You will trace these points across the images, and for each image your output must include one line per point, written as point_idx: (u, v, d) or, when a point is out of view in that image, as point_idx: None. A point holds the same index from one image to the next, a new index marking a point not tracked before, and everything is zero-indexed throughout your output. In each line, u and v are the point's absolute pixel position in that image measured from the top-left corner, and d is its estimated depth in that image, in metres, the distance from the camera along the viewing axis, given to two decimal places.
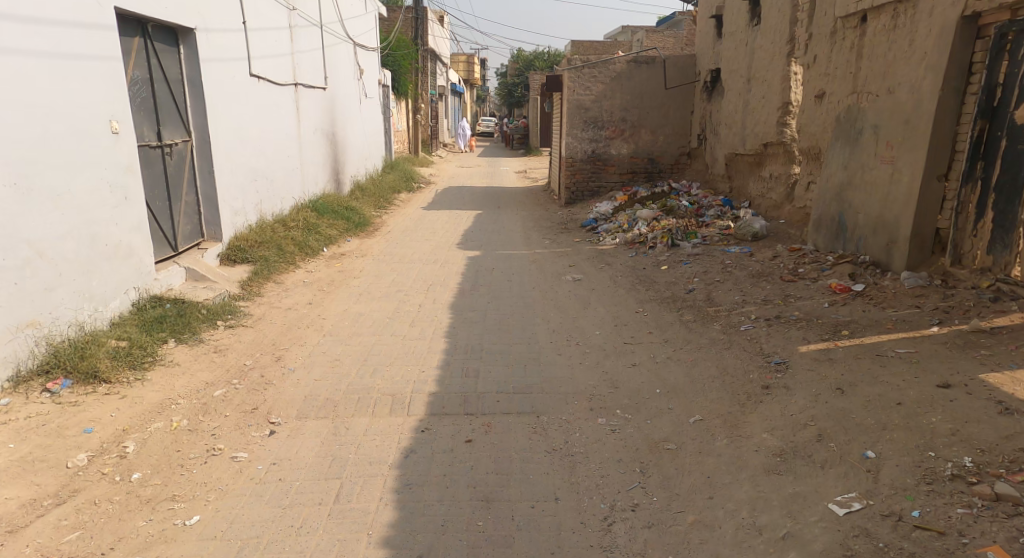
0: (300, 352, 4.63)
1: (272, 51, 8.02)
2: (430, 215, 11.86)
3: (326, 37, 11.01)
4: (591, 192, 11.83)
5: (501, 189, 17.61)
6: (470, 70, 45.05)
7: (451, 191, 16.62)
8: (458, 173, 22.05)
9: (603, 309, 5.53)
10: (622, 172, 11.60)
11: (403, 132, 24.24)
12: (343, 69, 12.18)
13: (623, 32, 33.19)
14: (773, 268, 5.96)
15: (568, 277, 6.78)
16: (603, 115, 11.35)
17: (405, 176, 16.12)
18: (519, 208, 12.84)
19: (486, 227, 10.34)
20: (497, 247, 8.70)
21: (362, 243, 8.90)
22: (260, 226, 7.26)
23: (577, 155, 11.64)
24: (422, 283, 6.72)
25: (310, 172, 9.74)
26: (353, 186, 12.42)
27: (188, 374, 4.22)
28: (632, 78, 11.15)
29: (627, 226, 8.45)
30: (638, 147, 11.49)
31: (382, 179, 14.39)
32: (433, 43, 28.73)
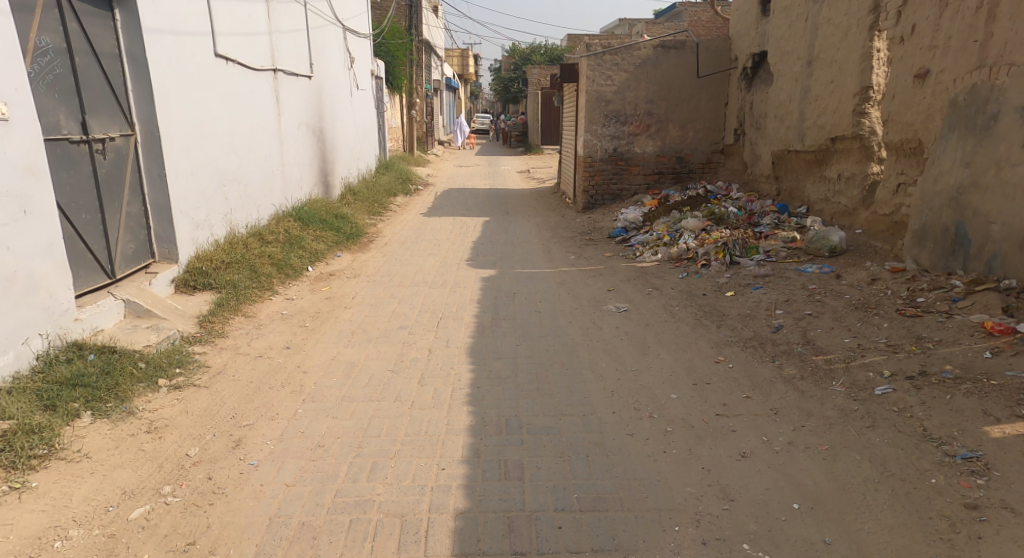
0: (256, 442, 3.20)
1: (245, 30, 6.75)
2: (432, 223, 10.58)
3: (312, 20, 9.73)
4: (612, 195, 10.68)
5: (505, 191, 16.35)
6: (465, 66, 43.70)
7: (452, 194, 15.33)
8: (456, 173, 20.77)
9: (670, 358, 4.29)
10: (647, 173, 10.48)
11: (398, 130, 22.94)
12: (331, 58, 10.89)
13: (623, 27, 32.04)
14: (878, 297, 4.62)
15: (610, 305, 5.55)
16: (626, 108, 10.19)
17: (402, 178, 14.85)
18: (529, 214, 11.60)
19: (497, 238, 9.08)
20: (515, 263, 7.47)
21: (354, 258, 7.63)
22: (229, 241, 5.93)
23: (597, 154, 10.47)
24: (431, 314, 5.48)
25: (293, 174, 8.44)
26: (346, 190, 11.14)
27: (96, 476, 2.90)
28: (659, 65, 9.97)
29: (669, 238, 7.18)
30: (665, 144, 10.31)
31: (378, 182, 13.11)
32: (428, 36, 27.41)
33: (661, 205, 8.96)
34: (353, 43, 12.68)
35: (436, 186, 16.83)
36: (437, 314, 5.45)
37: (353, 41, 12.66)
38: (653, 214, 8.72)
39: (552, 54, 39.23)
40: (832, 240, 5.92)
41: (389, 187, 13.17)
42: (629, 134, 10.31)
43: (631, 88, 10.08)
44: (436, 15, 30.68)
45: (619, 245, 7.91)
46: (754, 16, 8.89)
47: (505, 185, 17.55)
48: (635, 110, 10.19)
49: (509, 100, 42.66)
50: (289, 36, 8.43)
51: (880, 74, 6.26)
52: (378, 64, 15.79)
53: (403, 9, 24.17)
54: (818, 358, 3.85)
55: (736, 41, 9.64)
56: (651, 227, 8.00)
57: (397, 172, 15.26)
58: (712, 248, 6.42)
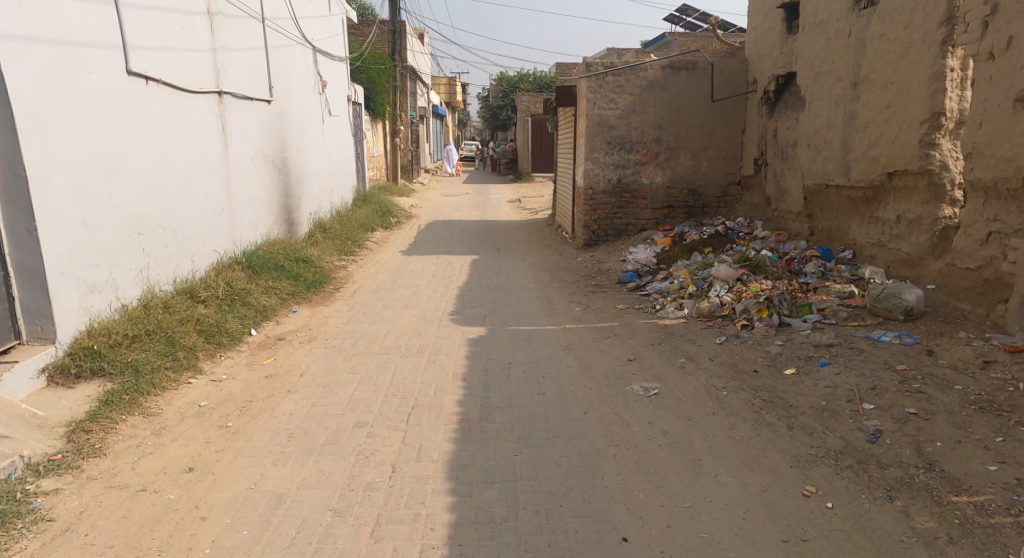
0: None
1: (174, 44, 5.62)
2: (412, 261, 9.45)
3: (273, 38, 8.63)
4: (616, 231, 9.61)
5: (495, 221, 15.29)
6: (452, 92, 42.94)
7: (438, 226, 14.24)
8: (443, 204, 19.69)
9: (714, 481, 3.12)
10: (655, 207, 9.45)
11: (381, 158, 21.90)
12: (299, 81, 9.81)
13: (610, 55, 31.46)
14: (1005, 392, 3.44)
15: (633, 379, 4.40)
16: (632, 134, 9.23)
17: (382, 210, 13.69)
18: (522, 250, 10.50)
19: (487, 281, 7.97)
20: (509, 314, 6.35)
21: (315, 313, 6.41)
22: (142, 307, 4.70)
23: (599, 186, 9.44)
24: (400, 398, 4.23)
25: (241, 213, 7.26)
26: (315, 226, 9.96)
27: None
28: (668, 87, 9.07)
29: (696, 288, 5.93)
30: (675, 174, 9.34)
31: (354, 215, 11.94)
32: (412, 60, 26.49)
33: (675, 246, 7.82)
34: (327, 66, 11.65)
35: (420, 216, 15.73)
36: (408, 400, 4.20)
37: (327, 63, 11.64)
38: (667, 255, 7.57)
39: (541, 80, 38.55)
40: (906, 300, 4.66)
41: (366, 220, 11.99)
42: (636, 163, 9.33)
43: (637, 112, 9.14)
44: (422, 40, 29.86)
45: (632, 292, 6.71)
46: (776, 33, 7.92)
47: (494, 216, 16.48)
48: (642, 137, 9.23)
49: (497, 126, 41.87)
50: (238, 54, 7.32)
51: (953, 98, 5.10)
52: (358, 89, 14.78)
53: (386, 33, 23.30)
54: (967, 505, 2.75)
55: (754, 61, 8.69)
56: (668, 271, 6.83)
57: (377, 203, 14.11)
58: (752, 304, 5.21)
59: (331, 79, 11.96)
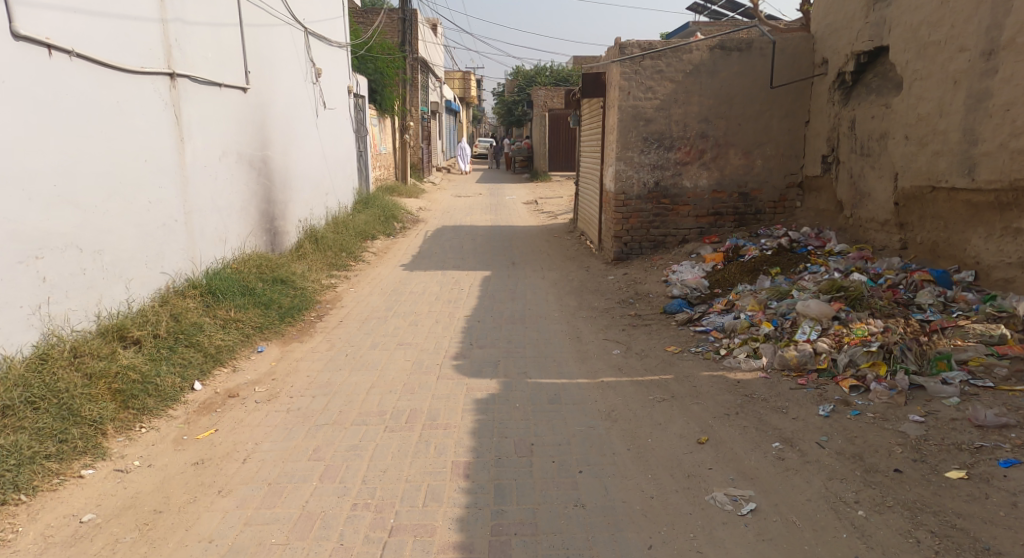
0: None
1: (85, 8, 4.36)
2: (414, 277, 8.17)
3: (253, 14, 7.38)
4: (653, 242, 8.31)
5: (511, 226, 13.99)
6: (467, 88, 41.77)
7: (447, 232, 12.95)
8: (454, 206, 18.37)
9: None
10: (699, 214, 8.17)
11: (389, 156, 20.63)
12: (288, 68, 8.56)
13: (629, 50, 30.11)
14: None
15: (710, 475, 3.08)
16: (672, 129, 7.99)
17: (385, 215, 12.35)
18: (542, 263, 9.20)
19: (502, 304, 6.70)
20: (528, 353, 5.09)
21: (285, 350, 5.12)
22: (33, 362, 3.59)
23: (632, 190, 8.17)
24: (376, 512, 2.94)
25: (210, 223, 6.04)
26: (305, 235, 8.68)
27: None
28: (717, 72, 7.86)
29: (778, 329, 4.50)
30: (723, 175, 8.07)
31: (352, 221, 10.62)
32: (424, 53, 25.33)
33: (731, 265, 6.46)
34: (324, 52, 10.46)
35: (429, 221, 14.44)
36: (386, 515, 2.91)
37: (324, 49, 10.44)
38: (723, 278, 6.20)
39: (557, 75, 37.13)
40: None
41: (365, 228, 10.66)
42: (677, 163, 8.07)
43: (680, 101, 7.93)
44: (434, 32, 28.58)
45: (684, 328, 5.35)
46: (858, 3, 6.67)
47: (509, 220, 15.18)
48: (684, 132, 7.99)
49: (512, 123, 40.49)
50: (205, 28, 6.05)
51: None
52: (361, 81, 13.58)
53: (396, 24, 22.08)
54: None
55: (825, 39, 7.46)
56: (728, 301, 5.46)
57: (380, 208, 12.78)
58: (862, 355, 3.79)
59: (329, 67, 10.74)
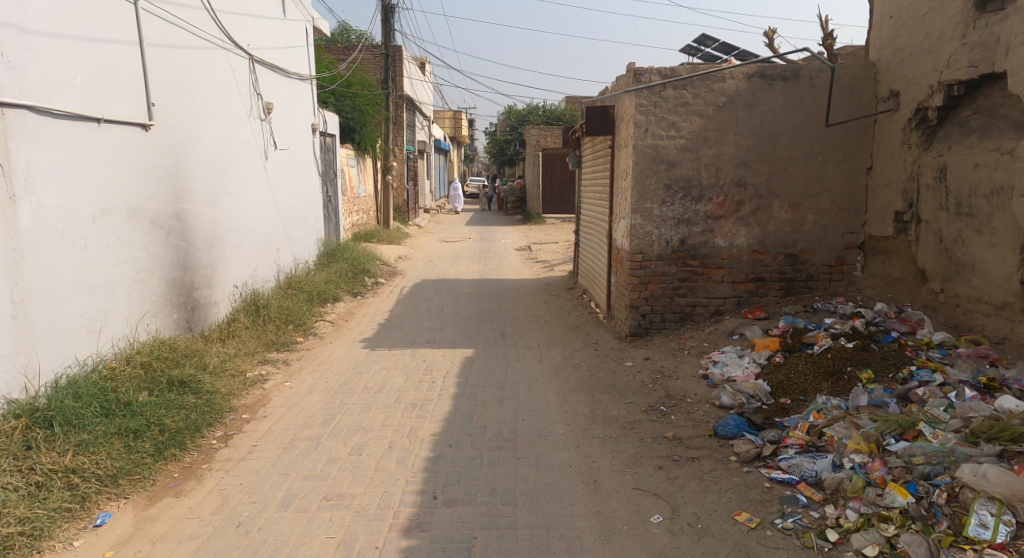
0: None
1: None
2: (376, 359, 6.44)
3: (165, 31, 5.82)
4: (678, 315, 6.59)
5: (501, 280, 12.27)
6: (458, 127, 40.59)
7: (427, 288, 11.24)
8: (439, 253, 16.72)
9: None
10: (736, 280, 6.50)
11: (368, 199, 19.04)
12: (223, 99, 6.98)
13: None
14: None
15: None
16: (702, 175, 6.40)
17: (352, 272, 10.61)
18: (538, 335, 7.50)
19: (486, 406, 4.98)
20: (520, 513, 3.38)
21: (141, 521, 3.38)
22: None
23: (650, 249, 6.51)
24: None
25: (72, 314, 4.26)
26: (241, 305, 7.00)
27: None
28: (757, 106, 6.29)
29: (933, 505, 2.99)
30: (766, 233, 6.43)
31: (308, 282, 8.89)
32: (410, 88, 23.94)
33: (795, 359, 4.72)
34: (278, 83, 8.90)
35: (407, 273, 12.75)
36: None
37: (278, 79, 8.90)
38: (787, 383, 4.48)
39: (550, 112, 35.88)
40: None
41: (322, 290, 8.90)
42: (708, 217, 6.44)
43: (711, 141, 6.36)
44: (421, 69, 27.33)
45: (751, 472, 3.61)
46: (949, 18, 5.13)
47: (499, 270, 13.50)
48: (716, 179, 6.40)
49: (504, 161, 39.14)
50: (70, 43, 4.39)
51: None
52: (331, 117, 12.04)
53: (379, 58, 20.70)
54: None
55: (893, 67, 5.91)
56: (813, 430, 3.74)
57: (349, 261, 11.07)
58: None
59: (285, 100, 9.17)
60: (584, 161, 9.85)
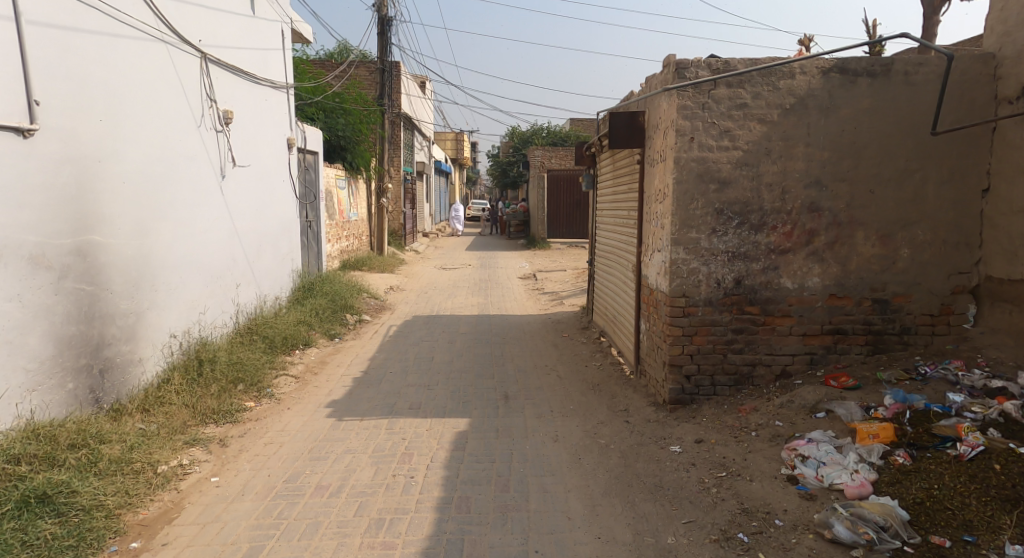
0: None
1: None
2: (341, 435, 4.99)
3: (71, 11, 4.54)
4: (733, 377, 5.11)
5: (504, 315, 10.83)
6: (459, 149, 39.46)
7: (418, 327, 9.81)
8: (434, 283, 15.31)
9: None
10: (808, 332, 5.03)
11: (360, 223, 17.69)
12: (161, 101, 5.66)
13: None
14: None
15: None
16: (763, 197, 4.98)
17: (329, 309, 9.16)
18: (549, 393, 6.04)
19: (483, 525, 3.54)
20: None
21: None
22: None
23: (694, 292, 5.07)
24: None
25: None
26: (175, 365, 5.50)
27: None
28: (835, 110, 4.89)
29: None
30: (845, 272, 4.98)
31: (273, 326, 7.42)
32: (409, 107, 22.76)
33: (935, 468, 3.36)
34: (243, 88, 7.60)
35: (397, 308, 11.33)
36: None
37: (243, 84, 7.61)
38: (937, 505, 3.15)
39: (555, 135, 34.80)
40: None
41: (289, 335, 7.44)
42: (771, 251, 5.01)
43: (777, 154, 4.94)
44: (421, 88, 26.12)
45: None
46: None
47: (501, 303, 12.10)
48: (780, 203, 4.97)
49: (506, 183, 37.94)
50: None
51: None
52: (313, 134, 10.79)
53: (374, 75, 19.47)
54: None
55: None
56: None
57: (328, 295, 9.62)
58: None
59: (252, 109, 7.88)
60: (601, 179, 8.46)
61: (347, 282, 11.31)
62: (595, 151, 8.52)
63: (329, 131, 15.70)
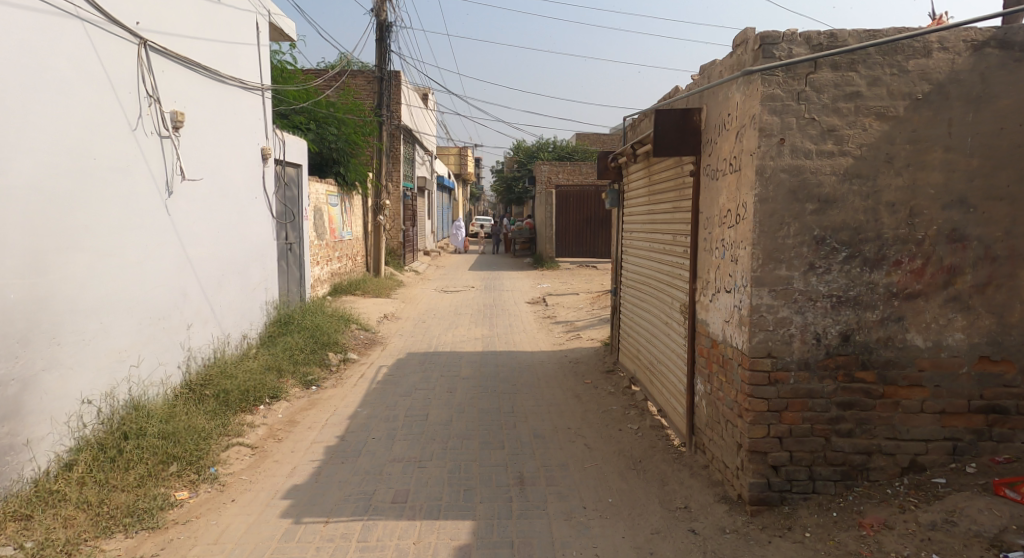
0: None
1: None
2: (296, 552, 3.62)
3: None
4: (840, 468, 3.72)
5: (513, 351, 9.46)
6: (462, 163, 38.25)
7: (413, 367, 8.44)
8: (435, 308, 13.98)
9: None
10: (945, 409, 3.67)
11: (354, 242, 16.36)
12: (69, 96, 4.39)
13: None
14: None
15: None
16: (883, 221, 3.66)
17: (304, 348, 7.76)
18: (578, 472, 4.65)
19: None
20: None
21: None
22: None
23: (783, 352, 3.70)
24: None
25: None
26: (82, 449, 4.24)
27: None
28: (987, 101, 3.59)
29: None
30: (999, 326, 3.64)
31: (231, 373, 6.08)
32: (409, 118, 21.49)
33: None
34: (200, 86, 6.36)
35: (391, 342, 9.99)
36: None
37: (201, 80, 6.38)
38: None
39: (562, 149, 33.60)
40: None
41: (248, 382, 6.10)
42: (893, 295, 3.67)
43: (903, 164, 3.63)
44: (423, 99, 24.88)
45: None
46: None
47: (508, 334, 10.73)
48: (907, 230, 3.66)
49: (511, 199, 36.68)
50: None
51: None
52: (291, 143, 9.53)
53: (373, 83, 18.21)
54: None
55: None
56: None
57: (305, 330, 8.23)
58: None
59: (212, 112, 6.64)
60: (629, 193, 7.15)
61: (332, 312, 9.95)
62: (622, 160, 7.19)
63: (318, 142, 14.48)
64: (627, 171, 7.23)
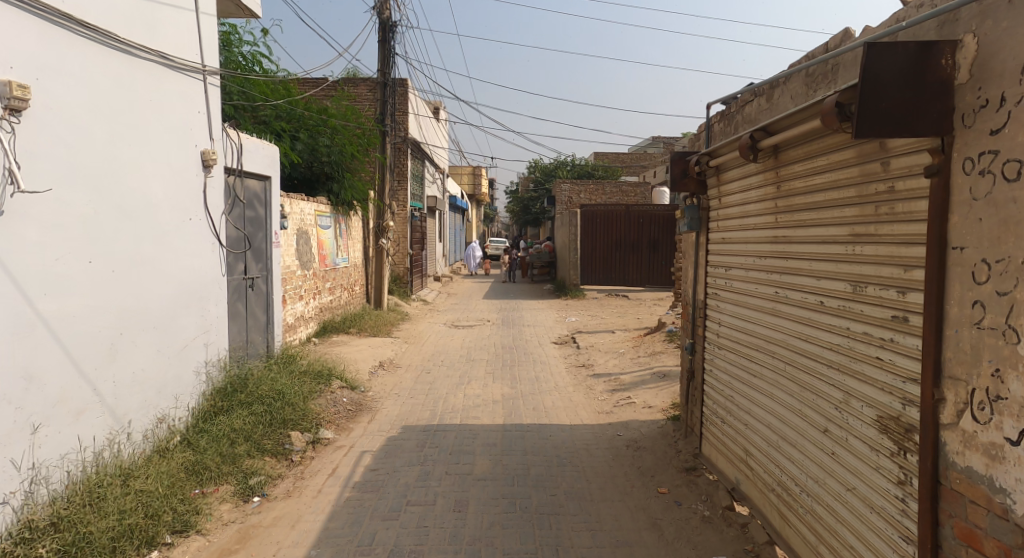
0: None
1: None
2: None
3: None
4: None
5: (542, 425, 7.15)
6: (478, 182, 36.15)
7: (407, 455, 6.17)
8: (444, 351, 11.71)
9: None
10: None
11: (352, 270, 14.19)
12: None
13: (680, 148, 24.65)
14: None
15: None
16: None
17: (245, 433, 5.98)
18: None
19: None
20: None
21: None
22: None
23: None
24: None
25: None
26: None
27: None
28: None
29: None
30: None
31: (100, 506, 4.23)
32: (418, 130, 19.33)
33: None
34: (71, 57, 4.34)
35: (385, 411, 7.73)
36: None
37: (75, 44, 4.38)
38: None
39: (583, 167, 31.37)
40: None
41: (126, 512, 4.27)
42: None
43: None
44: (436, 111, 22.70)
45: None
46: None
47: (536, 395, 8.44)
48: None
49: (528, 220, 34.48)
50: None
51: None
52: (253, 146, 7.32)
53: (376, 91, 16.08)
54: None
55: None
56: None
57: (248, 404, 6.45)
58: None
59: (97, 100, 4.59)
60: (734, 212, 4.93)
61: (299, 373, 7.74)
62: (726, 161, 5.00)
63: (309, 154, 12.33)
64: (730, 179, 5.02)
